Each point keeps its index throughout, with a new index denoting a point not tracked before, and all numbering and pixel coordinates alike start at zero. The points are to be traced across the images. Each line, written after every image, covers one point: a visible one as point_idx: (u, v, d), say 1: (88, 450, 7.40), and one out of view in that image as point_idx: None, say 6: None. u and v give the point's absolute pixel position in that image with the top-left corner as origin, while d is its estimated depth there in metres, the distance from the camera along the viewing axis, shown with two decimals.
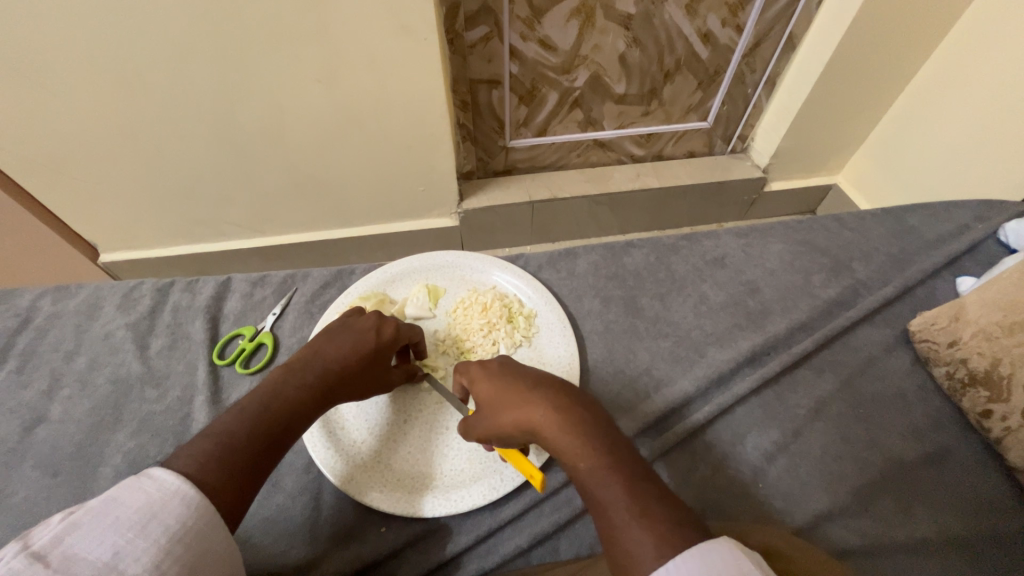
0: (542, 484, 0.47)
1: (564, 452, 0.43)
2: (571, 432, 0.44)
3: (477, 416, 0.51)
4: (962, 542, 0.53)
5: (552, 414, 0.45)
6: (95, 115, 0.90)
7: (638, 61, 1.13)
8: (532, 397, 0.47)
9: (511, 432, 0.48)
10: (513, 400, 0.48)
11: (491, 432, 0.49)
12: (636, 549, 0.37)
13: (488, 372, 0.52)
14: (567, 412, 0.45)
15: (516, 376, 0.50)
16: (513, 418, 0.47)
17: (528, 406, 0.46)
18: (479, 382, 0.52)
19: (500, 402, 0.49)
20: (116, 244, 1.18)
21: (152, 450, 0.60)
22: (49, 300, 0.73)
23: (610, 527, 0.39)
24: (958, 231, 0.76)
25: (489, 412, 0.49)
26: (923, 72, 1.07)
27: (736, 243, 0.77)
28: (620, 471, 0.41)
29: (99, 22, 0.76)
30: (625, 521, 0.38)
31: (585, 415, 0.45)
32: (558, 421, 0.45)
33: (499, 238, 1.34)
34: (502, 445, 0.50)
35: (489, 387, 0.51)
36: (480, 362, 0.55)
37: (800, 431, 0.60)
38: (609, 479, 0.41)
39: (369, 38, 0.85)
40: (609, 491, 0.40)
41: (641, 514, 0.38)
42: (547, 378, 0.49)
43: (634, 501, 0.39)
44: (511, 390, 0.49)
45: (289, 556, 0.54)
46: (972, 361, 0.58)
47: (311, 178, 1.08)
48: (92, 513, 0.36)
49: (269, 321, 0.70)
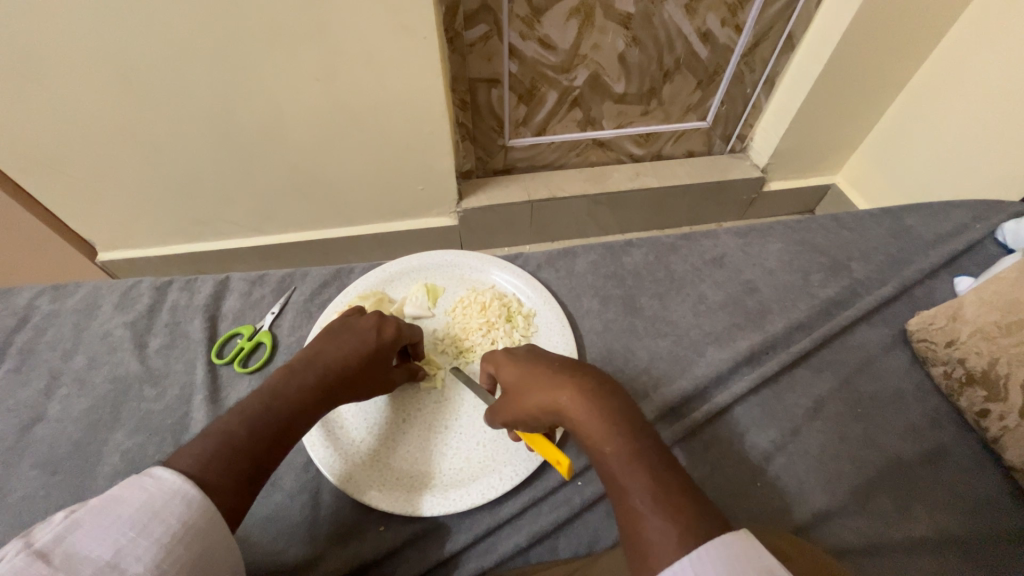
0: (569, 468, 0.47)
1: (590, 437, 0.44)
2: (598, 417, 0.44)
3: (503, 400, 0.51)
4: (960, 540, 0.54)
5: (579, 397, 0.45)
6: (93, 114, 0.89)
7: (638, 60, 1.13)
8: (561, 382, 0.47)
9: (536, 415, 0.48)
10: (540, 384, 0.48)
11: (517, 415, 0.50)
12: (657, 536, 0.37)
13: (517, 357, 0.52)
14: (595, 398, 0.45)
15: (543, 361, 0.50)
16: (539, 401, 0.47)
17: (555, 390, 0.47)
18: (506, 367, 0.52)
19: (527, 386, 0.49)
20: (114, 243, 1.17)
21: (151, 449, 0.60)
22: (46, 298, 0.73)
23: (631, 513, 0.39)
24: (956, 230, 0.76)
25: (516, 395, 0.50)
26: (921, 72, 1.07)
27: (735, 243, 0.77)
28: (646, 458, 0.41)
29: (97, 21, 0.76)
30: (648, 508, 0.38)
31: (612, 401, 0.45)
32: (585, 405, 0.45)
33: (499, 237, 1.34)
34: (526, 429, 0.51)
35: (518, 371, 0.51)
36: (508, 349, 0.55)
37: (798, 430, 0.60)
38: (635, 465, 0.41)
39: (369, 37, 0.85)
40: (633, 477, 0.40)
41: (664, 503, 0.38)
42: (576, 364, 0.49)
43: (659, 489, 0.39)
44: (538, 374, 0.49)
45: (289, 554, 0.54)
46: (970, 360, 0.58)
47: (309, 177, 1.08)
48: (94, 511, 0.36)
49: (268, 320, 0.70)
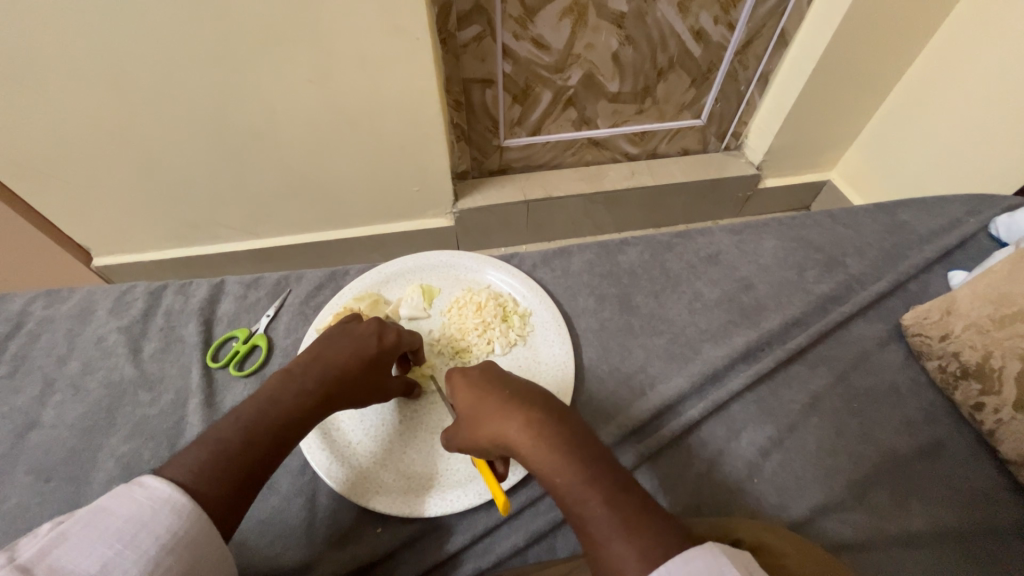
0: (506, 506, 0.47)
1: (541, 468, 0.43)
2: (547, 445, 0.43)
3: (457, 428, 0.51)
4: (955, 533, 0.54)
5: (527, 427, 0.45)
6: (86, 118, 0.89)
7: (632, 60, 1.13)
8: (507, 411, 0.46)
9: (490, 446, 0.48)
10: (489, 413, 0.47)
11: (470, 444, 0.49)
12: (620, 564, 0.37)
13: (464, 383, 0.51)
14: (542, 427, 0.45)
15: (491, 388, 0.49)
16: (491, 432, 0.47)
17: (502, 421, 0.46)
18: (458, 394, 0.51)
19: (477, 417, 0.48)
20: (109, 247, 1.17)
21: (146, 453, 0.60)
22: (41, 303, 0.73)
23: (593, 542, 0.39)
24: (951, 224, 0.77)
25: (467, 426, 0.49)
26: (913, 68, 1.08)
27: (730, 240, 0.78)
28: (598, 483, 0.41)
29: (90, 25, 0.76)
30: (607, 536, 0.38)
31: (560, 426, 0.45)
32: (533, 434, 0.44)
33: (493, 238, 1.33)
34: (479, 455, 0.50)
35: (469, 398, 0.50)
36: (459, 370, 0.54)
37: (795, 426, 0.60)
38: (587, 492, 0.40)
39: (363, 40, 0.85)
40: (589, 507, 0.40)
41: (622, 527, 0.38)
42: (523, 387, 0.49)
43: (616, 515, 0.39)
44: (487, 403, 0.48)
45: (286, 557, 0.54)
46: (964, 354, 0.59)
47: (304, 179, 1.07)
48: (81, 523, 0.36)
49: (262, 322, 0.70)
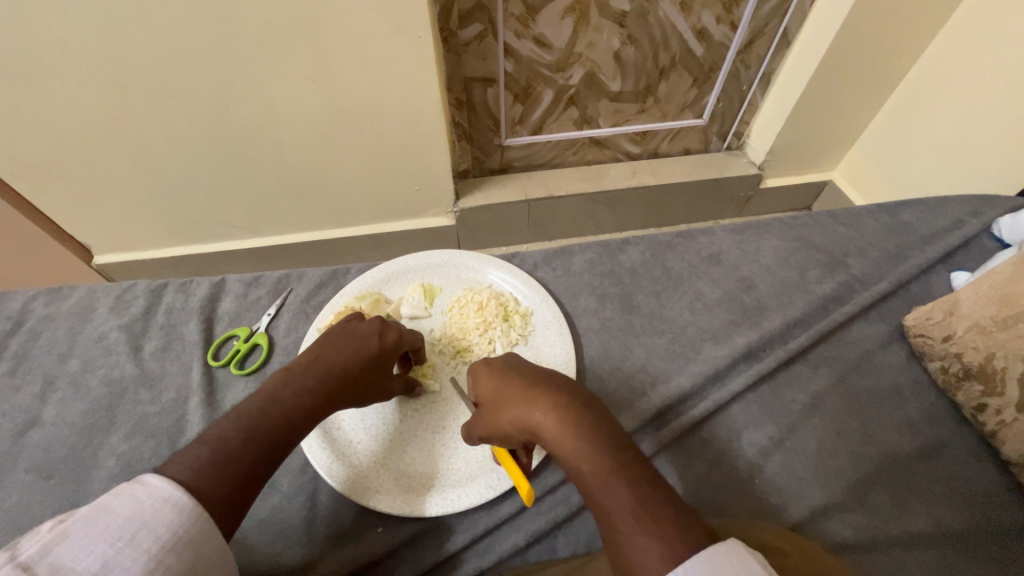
0: (531, 494, 0.47)
1: (567, 453, 0.43)
2: (574, 432, 0.44)
3: (480, 414, 0.51)
4: (957, 534, 0.54)
5: (555, 413, 0.45)
6: (86, 115, 0.89)
7: (633, 59, 1.13)
8: (534, 397, 0.47)
9: (513, 432, 0.48)
10: (515, 399, 0.48)
11: (492, 431, 0.49)
12: (642, 554, 0.36)
13: (490, 370, 0.52)
14: (569, 414, 0.45)
15: (517, 375, 0.50)
16: (516, 418, 0.47)
17: (529, 406, 0.46)
18: (483, 380, 0.52)
19: (502, 403, 0.49)
20: (109, 245, 1.17)
21: (147, 452, 0.60)
22: (41, 301, 0.72)
23: (615, 530, 0.39)
24: (953, 225, 0.76)
25: (492, 412, 0.49)
26: (916, 68, 1.07)
27: (731, 239, 0.78)
28: (623, 472, 0.41)
29: (90, 22, 0.76)
30: (631, 524, 0.38)
31: (586, 415, 0.45)
32: (560, 421, 0.45)
33: (494, 237, 1.33)
34: (500, 443, 0.50)
35: (494, 385, 0.50)
36: (485, 360, 0.55)
37: (796, 426, 0.60)
38: (612, 480, 0.40)
39: (364, 39, 0.85)
40: (614, 494, 0.40)
41: (646, 517, 0.38)
42: (550, 376, 0.49)
43: (640, 504, 0.39)
44: (513, 389, 0.48)
45: (287, 556, 0.54)
46: (966, 355, 0.58)
47: (304, 178, 1.07)
48: (82, 521, 0.36)
49: (263, 321, 0.70)
